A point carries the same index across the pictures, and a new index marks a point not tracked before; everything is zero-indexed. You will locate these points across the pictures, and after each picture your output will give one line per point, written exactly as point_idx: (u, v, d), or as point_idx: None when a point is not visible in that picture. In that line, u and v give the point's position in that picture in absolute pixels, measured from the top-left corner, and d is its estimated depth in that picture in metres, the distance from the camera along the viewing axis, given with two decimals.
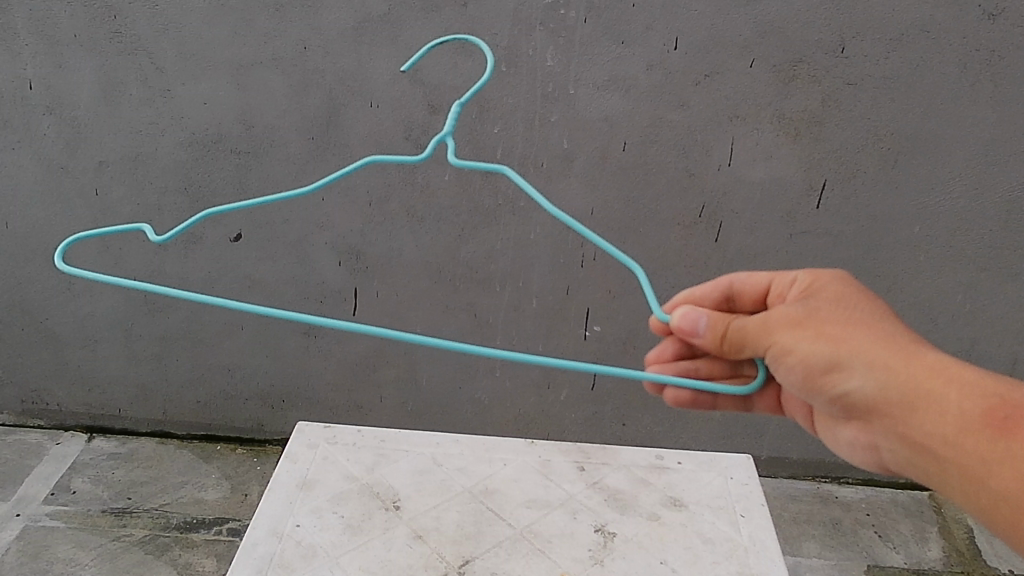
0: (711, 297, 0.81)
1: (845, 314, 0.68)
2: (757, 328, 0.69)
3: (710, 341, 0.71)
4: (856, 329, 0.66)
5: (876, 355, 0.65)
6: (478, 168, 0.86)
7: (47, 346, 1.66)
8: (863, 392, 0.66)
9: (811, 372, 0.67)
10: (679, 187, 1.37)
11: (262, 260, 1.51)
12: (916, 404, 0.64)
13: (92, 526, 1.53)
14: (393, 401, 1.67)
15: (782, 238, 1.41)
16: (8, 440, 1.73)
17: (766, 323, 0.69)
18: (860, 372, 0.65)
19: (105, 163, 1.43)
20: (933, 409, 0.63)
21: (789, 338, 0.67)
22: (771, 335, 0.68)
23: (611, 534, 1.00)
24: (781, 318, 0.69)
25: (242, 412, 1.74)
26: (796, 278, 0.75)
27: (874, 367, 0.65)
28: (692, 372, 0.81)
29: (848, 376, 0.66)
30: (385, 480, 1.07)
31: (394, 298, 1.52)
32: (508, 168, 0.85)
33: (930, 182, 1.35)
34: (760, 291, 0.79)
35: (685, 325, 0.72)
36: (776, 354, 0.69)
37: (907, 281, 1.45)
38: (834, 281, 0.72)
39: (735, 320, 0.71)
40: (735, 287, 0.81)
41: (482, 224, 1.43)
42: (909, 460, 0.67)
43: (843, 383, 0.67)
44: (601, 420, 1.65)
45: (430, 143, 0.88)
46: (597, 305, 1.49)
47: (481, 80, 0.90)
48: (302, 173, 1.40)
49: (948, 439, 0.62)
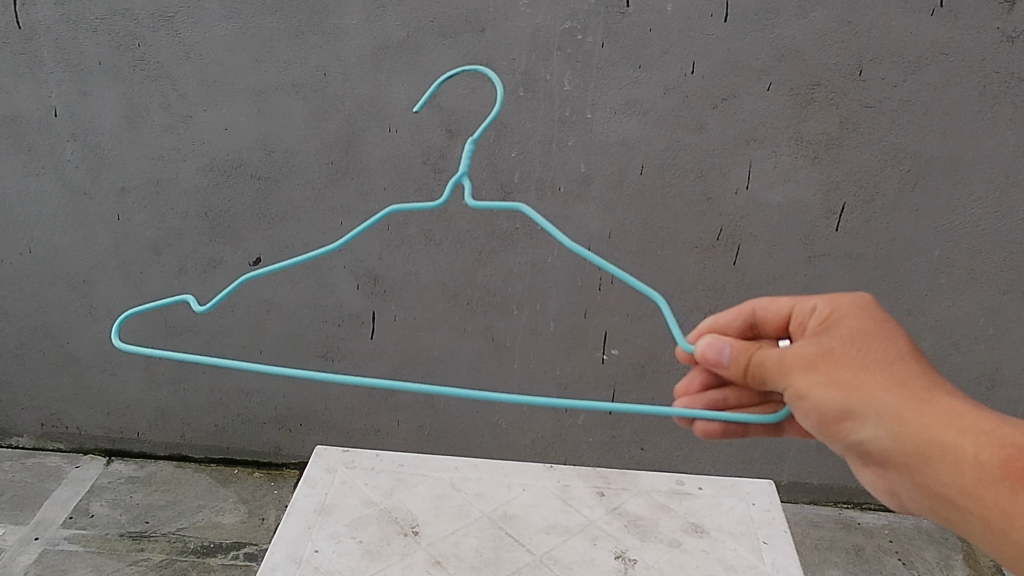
0: (734, 326, 0.81)
1: (860, 355, 0.66)
2: (774, 365, 0.67)
3: (734, 372, 0.70)
4: (869, 374, 0.65)
5: (888, 405, 0.63)
6: (496, 209, 0.83)
7: (68, 370, 1.67)
8: (877, 442, 0.65)
9: (824, 420, 0.66)
10: (696, 210, 1.37)
11: (281, 284, 1.52)
12: (931, 455, 0.63)
13: (110, 550, 1.53)
14: (411, 424, 1.67)
15: (800, 261, 1.41)
16: (28, 464, 1.74)
17: (783, 362, 0.67)
18: (872, 422, 0.64)
19: (128, 189, 1.45)
20: (949, 459, 0.62)
21: (804, 381, 0.66)
22: (787, 376, 0.67)
23: (632, 560, 0.98)
24: (797, 357, 0.67)
25: (260, 436, 1.74)
26: (816, 307, 0.73)
27: (886, 418, 0.63)
28: (721, 402, 0.81)
29: (860, 425, 0.65)
30: (403, 504, 1.06)
31: (412, 321, 1.52)
32: (526, 206, 0.82)
33: (950, 204, 1.35)
34: (781, 318, 0.78)
35: (710, 355, 0.70)
36: (792, 397, 0.67)
37: (928, 304, 1.44)
38: (852, 312, 0.70)
39: (758, 352, 0.69)
40: (757, 314, 0.80)
41: (500, 248, 1.43)
42: (928, 508, 0.66)
43: (856, 432, 0.65)
44: (620, 444, 1.64)
45: (447, 186, 0.85)
46: (615, 328, 1.49)
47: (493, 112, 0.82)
48: (320, 198, 1.41)
49: (966, 490, 0.62)
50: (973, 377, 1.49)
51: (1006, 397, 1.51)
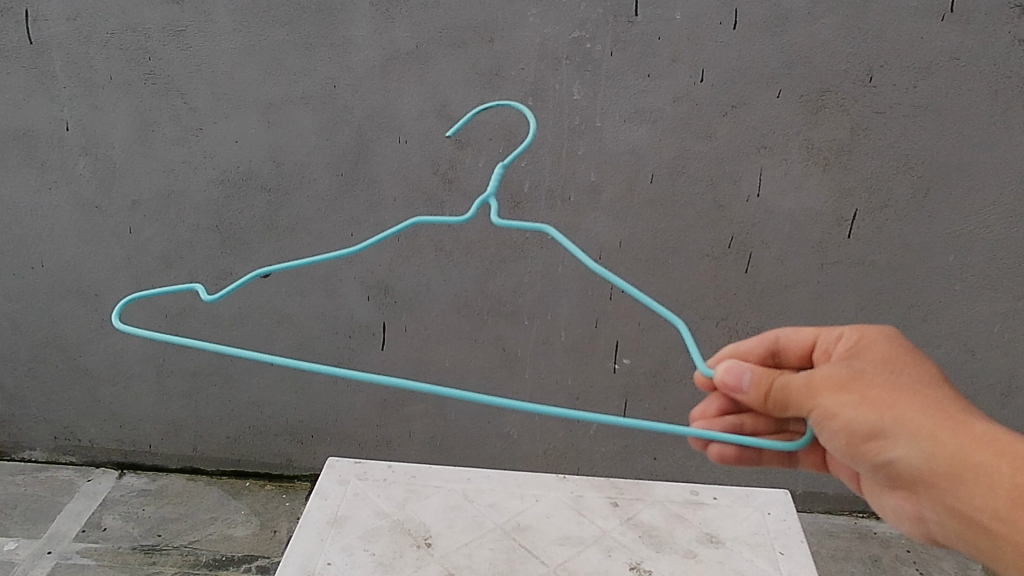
0: (757, 352, 0.79)
1: (891, 377, 0.65)
2: (800, 388, 0.67)
3: (754, 397, 0.69)
4: (901, 395, 0.64)
5: (921, 425, 0.62)
6: (520, 227, 0.85)
7: (80, 383, 1.67)
8: (909, 462, 0.63)
9: (853, 439, 0.64)
10: (707, 218, 1.37)
11: (292, 296, 1.52)
12: (964, 477, 0.61)
13: (123, 564, 1.53)
14: (422, 435, 1.67)
15: (813, 268, 1.40)
16: (40, 477, 1.74)
17: (810, 383, 0.66)
18: (904, 441, 0.63)
19: (139, 202, 1.45)
20: (982, 482, 0.60)
21: (833, 401, 0.65)
22: (814, 396, 0.66)
23: (646, 571, 0.97)
24: (825, 379, 0.66)
25: (271, 448, 1.73)
26: (842, 335, 0.73)
27: (920, 437, 0.62)
28: (738, 428, 0.79)
29: (892, 445, 0.63)
30: (416, 516, 1.05)
31: (422, 332, 1.52)
32: (550, 227, 0.85)
33: (963, 210, 1.33)
34: (805, 346, 0.77)
35: (730, 380, 0.70)
36: (819, 419, 0.66)
37: (942, 310, 1.43)
38: (881, 340, 0.69)
39: (779, 377, 0.68)
40: (781, 342, 0.79)
41: (510, 258, 1.43)
42: (958, 534, 0.64)
43: (887, 451, 0.64)
44: (632, 454, 1.63)
45: (474, 204, 0.88)
46: (626, 337, 1.48)
47: (525, 142, 0.89)
48: (331, 209, 1.41)
49: (1000, 514, 0.59)
50: (989, 384, 1.48)
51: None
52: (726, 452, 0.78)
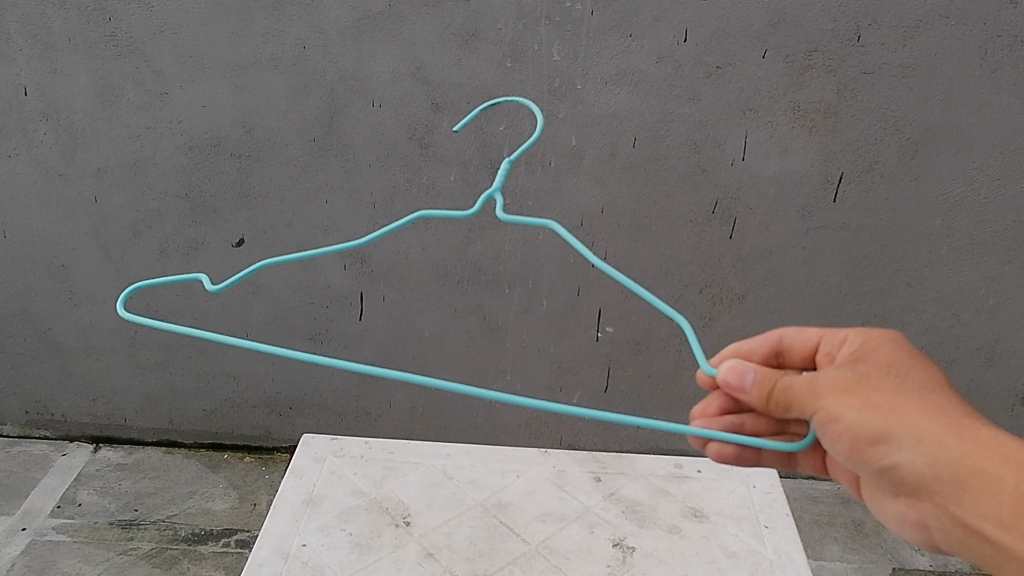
0: (759, 352, 0.77)
1: (896, 381, 0.63)
2: (803, 390, 0.64)
3: (756, 398, 0.66)
4: (905, 400, 0.62)
5: (926, 430, 0.60)
6: (527, 223, 0.81)
7: (51, 357, 1.63)
8: (912, 467, 0.61)
9: (857, 444, 0.62)
10: (690, 183, 1.33)
11: (266, 265, 1.47)
12: (968, 484, 0.59)
13: (99, 540, 1.50)
14: (403, 406, 1.64)
15: (798, 233, 1.37)
16: (13, 452, 1.71)
17: (813, 385, 0.64)
18: (908, 447, 0.60)
19: (104, 169, 1.40)
20: (986, 489, 0.59)
21: (836, 405, 0.62)
22: (818, 399, 0.63)
23: (630, 548, 0.96)
24: (829, 381, 0.64)
25: (249, 420, 1.71)
26: (846, 337, 0.70)
27: (924, 442, 0.60)
28: (737, 428, 0.77)
29: (896, 449, 0.61)
30: (394, 494, 1.03)
31: (401, 301, 1.49)
32: (556, 223, 0.80)
33: (951, 173, 1.31)
34: (809, 347, 0.75)
35: (732, 379, 0.67)
36: (822, 422, 0.63)
37: (928, 275, 1.41)
38: (885, 343, 0.67)
39: (782, 377, 0.65)
40: (784, 341, 0.77)
41: (490, 225, 1.39)
42: (961, 542, 0.62)
43: (891, 456, 0.62)
44: (616, 422, 1.61)
45: (479, 200, 0.84)
46: (609, 306, 1.46)
47: (532, 137, 0.85)
48: (304, 176, 1.37)
49: (1004, 521, 0.58)
50: (973, 348, 1.47)
51: (1008, 368, 1.49)
52: (724, 452, 0.77)
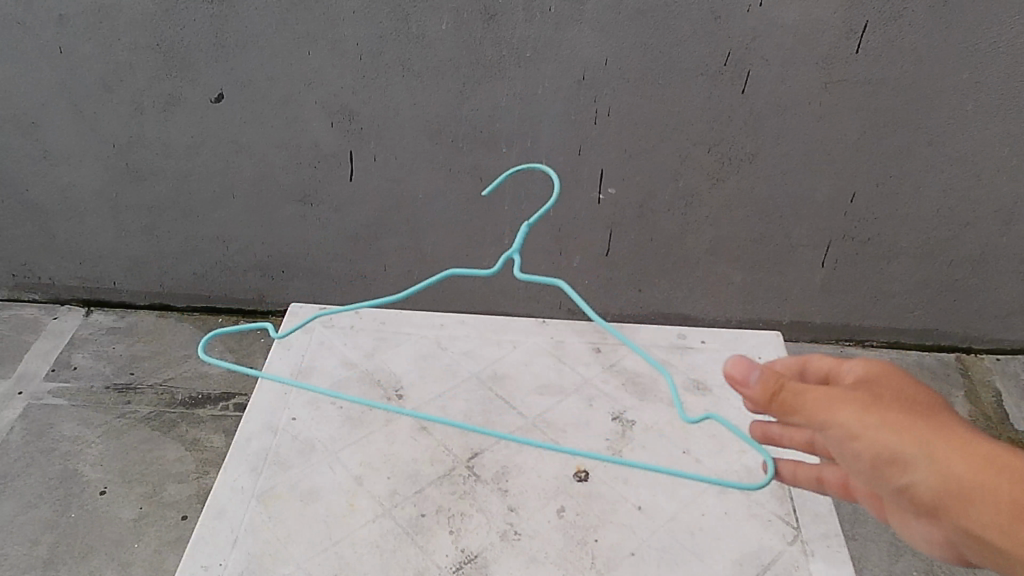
0: None
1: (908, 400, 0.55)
2: (814, 399, 0.56)
3: (758, 396, 0.59)
4: (917, 415, 0.53)
5: (936, 444, 0.51)
6: (541, 283, 0.83)
7: (31, 219, 1.57)
8: (927, 488, 0.52)
9: (867, 459, 0.54)
10: (703, 32, 1.23)
11: (248, 123, 1.39)
12: (975, 498, 0.49)
13: (97, 404, 1.50)
14: (399, 271, 1.59)
15: (816, 87, 1.28)
16: (4, 316, 1.68)
17: (820, 395, 0.56)
18: (920, 463, 0.51)
19: (65, 17, 1.29)
20: (994, 505, 0.48)
21: (847, 418, 0.54)
22: (823, 410, 0.55)
23: (630, 422, 0.94)
24: (836, 391, 0.56)
25: (242, 283, 1.67)
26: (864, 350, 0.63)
27: (937, 459, 0.51)
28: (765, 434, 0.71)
29: (907, 467, 0.52)
30: (386, 366, 1.00)
31: (393, 162, 1.41)
32: (568, 285, 0.83)
33: (987, 19, 1.20)
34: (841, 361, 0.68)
35: (736, 373, 0.59)
36: (832, 437, 0.55)
37: (952, 133, 1.32)
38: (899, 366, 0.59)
39: (788, 381, 0.58)
40: None
41: (486, 77, 1.29)
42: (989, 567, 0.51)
43: (904, 475, 0.53)
44: (617, 285, 1.58)
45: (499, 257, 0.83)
46: (612, 166, 1.38)
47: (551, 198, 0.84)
48: (282, 24, 1.26)
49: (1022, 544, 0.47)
50: (991, 210, 1.41)
51: None
52: None
